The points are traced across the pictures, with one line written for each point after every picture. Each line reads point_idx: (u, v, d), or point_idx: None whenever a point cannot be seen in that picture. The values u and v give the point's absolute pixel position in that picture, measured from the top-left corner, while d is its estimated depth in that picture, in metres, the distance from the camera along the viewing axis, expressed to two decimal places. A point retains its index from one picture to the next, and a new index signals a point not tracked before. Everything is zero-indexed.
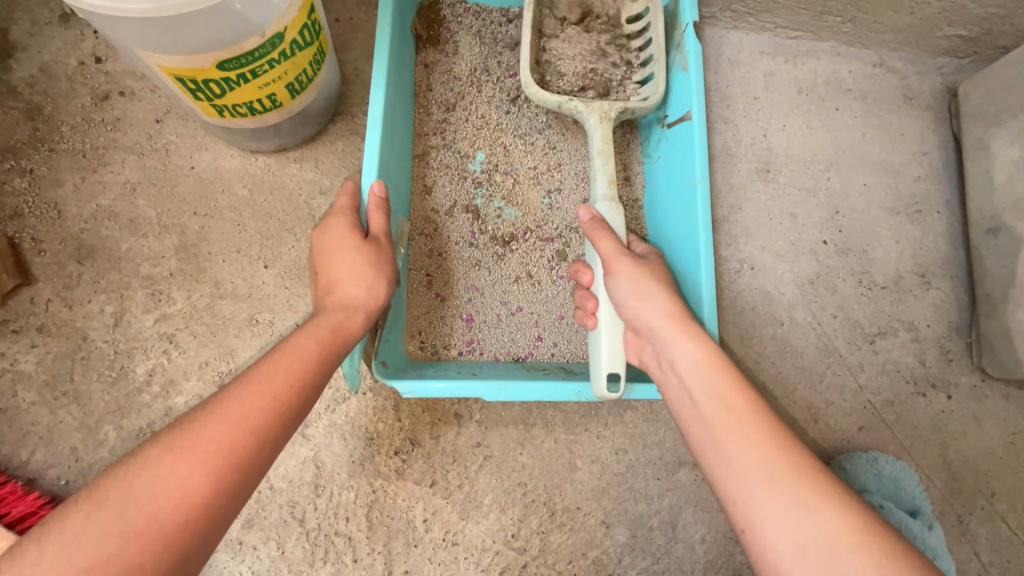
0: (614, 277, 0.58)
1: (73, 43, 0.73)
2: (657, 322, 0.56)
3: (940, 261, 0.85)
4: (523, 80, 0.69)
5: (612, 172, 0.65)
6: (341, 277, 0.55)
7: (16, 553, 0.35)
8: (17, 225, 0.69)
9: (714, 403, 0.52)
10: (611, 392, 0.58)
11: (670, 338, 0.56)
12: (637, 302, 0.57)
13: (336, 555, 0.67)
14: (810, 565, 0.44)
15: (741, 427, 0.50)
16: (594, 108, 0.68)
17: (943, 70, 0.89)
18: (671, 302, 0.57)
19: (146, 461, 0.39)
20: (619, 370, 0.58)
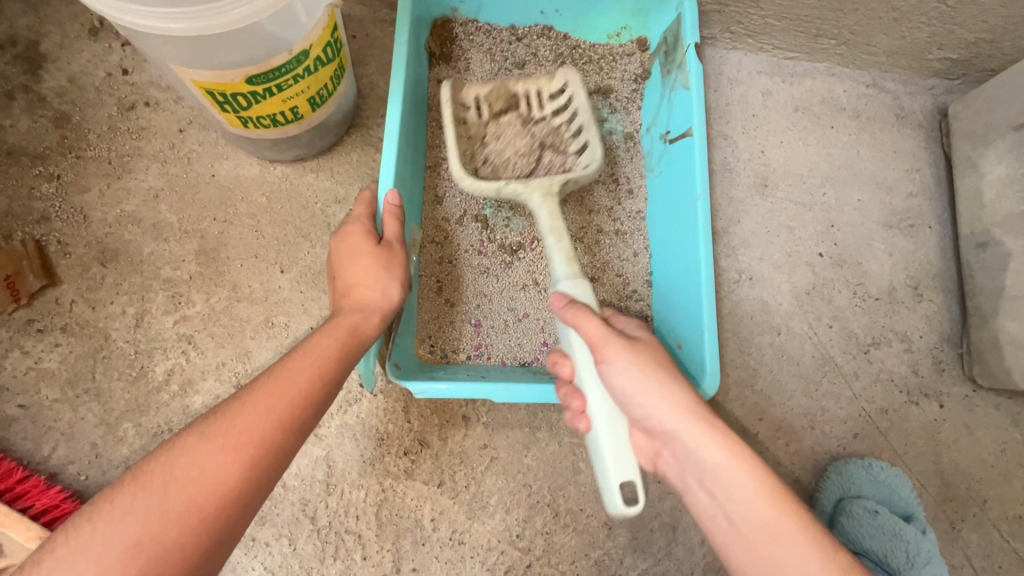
0: (613, 372, 0.55)
1: (101, 55, 0.76)
2: (672, 420, 0.53)
3: (932, 274, 0.88)
4: (456, 174, 0.69)
5: (568, 249, 0.64)
6: (358, 281, 0.58)
7: (72, 527, 0.39)
8: (44, 229, 0.72)
9: (746, 512, 0.51)
10: (631, 507, 0.53)
11: (692, 440, 0.53)
12: (639, 396, 0.54)
13: (346, 552, 0.69)
14: None
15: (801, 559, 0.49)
16: (534, 186, 0.68)
17: (934, 91, 0.92)
18: (678, 396, 0.54)
19: (184, 448, 0.42)
20: (631, 477, 0.54)
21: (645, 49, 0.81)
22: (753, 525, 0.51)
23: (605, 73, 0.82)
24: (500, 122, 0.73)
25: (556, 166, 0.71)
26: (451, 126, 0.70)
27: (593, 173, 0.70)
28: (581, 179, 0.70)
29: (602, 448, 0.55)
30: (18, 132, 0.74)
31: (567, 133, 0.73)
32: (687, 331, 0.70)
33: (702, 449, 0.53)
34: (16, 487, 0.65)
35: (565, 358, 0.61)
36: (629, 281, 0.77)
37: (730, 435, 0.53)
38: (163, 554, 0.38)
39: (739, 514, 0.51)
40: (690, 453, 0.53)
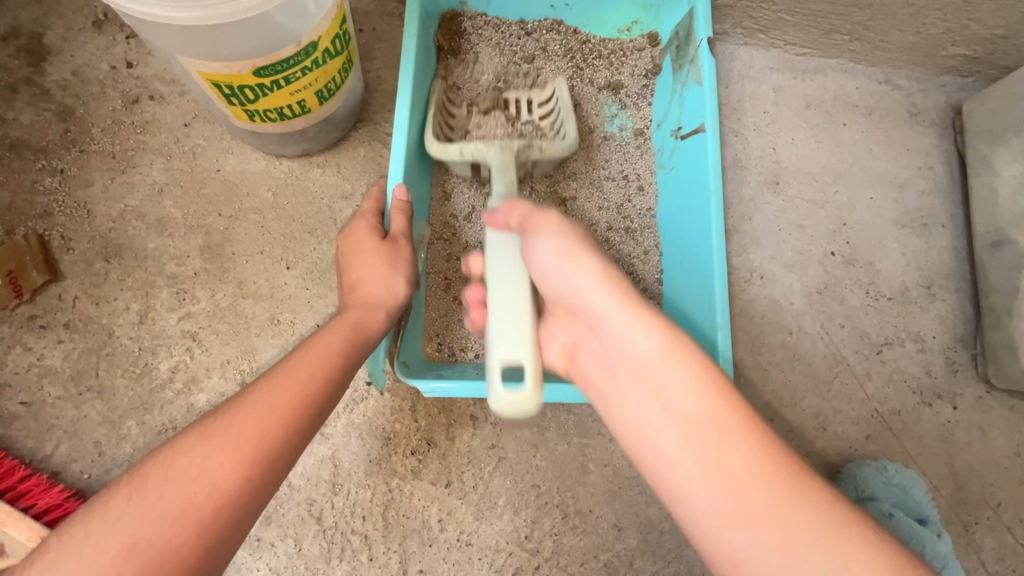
0: (534, 254, 0.52)
1: (105, 48, 0.75)
2: (600, 301, 0.50)
3: (945, 274, 0.86)
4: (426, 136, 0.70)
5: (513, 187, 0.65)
6: (364, 278, 0.57)
7: (65, 531, 0.38)
8: (47, 224, 0.71)
9: (678, 401, 0.46)
10: (510, 396, 0.48)
11: (620, 323, 0.49)
12: (561, 273, 0.51)
13: (352, 553, 0.68)
14: None
15: (737, 461, 0.43)
16: (496, 144, 0.68)
17: (947, 88, 0.91)
18: (604, 278, 0.50)
19: (182, 448, 0.41)
20: (520, 360, 0.49)
21: (656, 44, 0.80)
22: (688, 423, 0.45)
23: (615, 68, 0.80)
24: (484, 115, 0.76)
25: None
26: (434, 103, 0.73)
27: (563, 148, 0.71)
28: (547, 150, 0.70)
29: (496, 327, 0.51)
30: (21, 125, 0.73)
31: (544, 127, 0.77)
32: (699, 331, 0.69)
33: (629, 332, 0.49)
34: (18, 486, 0.64)
35: (480, 254, 0.57)
36: (639, 279, 0.76)
37: (665, 320, 0.49)
38: (158, 558, 0.37)
39: (671, 410, 0.46)
40: (617, 339, 0.50)
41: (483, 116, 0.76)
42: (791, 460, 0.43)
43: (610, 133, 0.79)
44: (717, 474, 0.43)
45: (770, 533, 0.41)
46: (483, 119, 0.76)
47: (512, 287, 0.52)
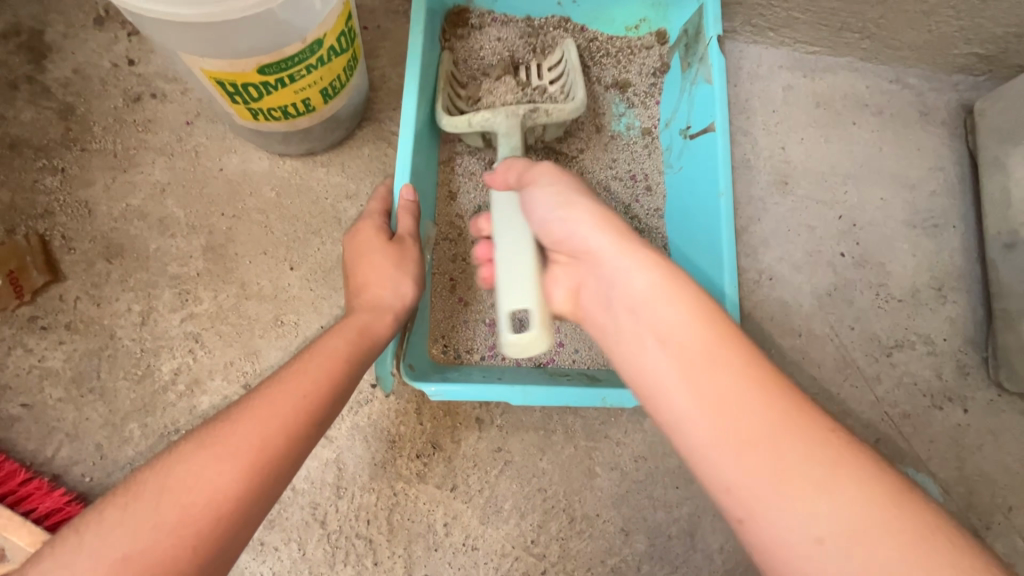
0: (534, 203, 0.53)
1: (107, 45, 0.74)
2: (596, 240, 0.51)
3: (956, 275, 0.85)
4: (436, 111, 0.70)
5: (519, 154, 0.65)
6: (371, 280, 0.56)
7: (60, 540, 0.37)
8: (47, 223, 0.70)
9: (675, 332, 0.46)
10: (517, 338, 0.50)
11: (618, 261, 0.50)
12: (559, 218, 0.52)
13: (357, 558, 0.67)
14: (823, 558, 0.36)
15: (733, 387, 0.42)
16: (501, 111, 0.67)
17: (959, 87, 0.89)
18: (602, 220, 0.51)
19: (182, 456, 0.40)
20: (528, 306, 0.51)
21: (664, 42, 0.79)
22: (683, 352, 0.45)
23: (623, 66, 0.79)
24: (495, 81, 0.74)
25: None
26: (443, 78, 0.72)
27: (571, 109, 0.68)
28: (555, 112, 0.68)
29: (503, 278, 0.52)
30: (21, 123, 0.72)
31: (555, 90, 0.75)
32: None
33: (626, 268, 0.49)
34: (19, 489, 0.63)
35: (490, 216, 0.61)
36: None
37: (662, 258, 0.49)
38: (154, 569, 0.36)
39: (666, 340, 0.46)
40: (615, 280, 0.50)
41: (495, 81, 0.74)
42: (792, 393, 0.42)
43: (618, 133, 0.78)
44: (711, 400, 0.42)
45: (768, 462, 0.39)
46: (495, 84, 0.74)
47: (513, 237, 0.54)
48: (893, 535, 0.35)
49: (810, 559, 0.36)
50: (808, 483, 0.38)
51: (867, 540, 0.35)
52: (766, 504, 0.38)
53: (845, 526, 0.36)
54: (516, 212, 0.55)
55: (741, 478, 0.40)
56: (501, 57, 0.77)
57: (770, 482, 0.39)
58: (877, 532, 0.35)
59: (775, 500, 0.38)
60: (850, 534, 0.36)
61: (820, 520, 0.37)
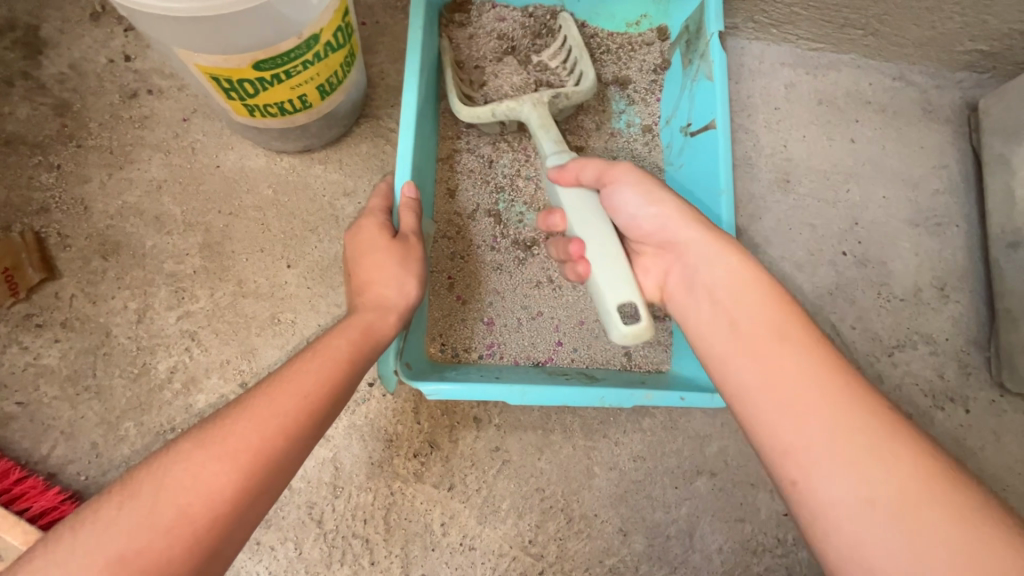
0: (617, 203, 0.57)
1: (103, 41, 0.74)
2: (681, 236, 0.54)
3: (959, 275, 0.84)
4: (454, 107, 0.70)
5: (554, 136, 0.64)
6: (373, 278, 0.55)
7: (52, 537, 0.37)
8: (43, 220, 0.69)
9: (756, 323, 0.48)
10: (631, 330, 0.51)
11: (701, 254, 0.53)
12: (646, 215, 0.56)
13: (353, 557, 0.67)
14: (880, 519, 0.38)
15: (798, 366, 0.45)
16: (525, 97, 0.67)
17: (963, 85, 0.89)
18: (689, 221, 0.54)
19: (179, 455, 0.39)
20: (634, 300, 0.52)
21: (665, 38, 0.78)
22: (754, 334, 0.48)
23: (623, 62, 0.78)
24: (499, 64, 0.74)
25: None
26: (449, 67, 0.71)
27: (586, 92, 0.70)
28: (574, 95, 0.69)
29: (598, 273, 0.54)
30: (17, 119, 0.72)
31: (563, 72, 0.74)
32: None
33: (710, 263, 0.53)
34: (13, 488, 0.62)
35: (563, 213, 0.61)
36: None
37: (741, 253, 0.52)
38: (148, 569, 0.36)
39: (739, 323, 0.49)
40: (699, 273, 0.53)
41: (500, 64, 0.74)
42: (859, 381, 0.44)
43: (618, 129, 0.77)
44: (777, 376, 0.45)
45: (837, 437, 0.41)
46: (501, 67, 0.73)
47: (600, 233, 0.56)
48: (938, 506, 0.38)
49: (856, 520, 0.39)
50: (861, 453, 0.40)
51: (916, 507, 0.38)
52: (819, 469, 0.41)
53: (893, 490, 0.39)
54: (600, 210, 0.58)
55: (797, 444, 0.42)
56: (503, 37, 0.75)
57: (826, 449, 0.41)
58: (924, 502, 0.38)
59: (839, 468, 0.40)
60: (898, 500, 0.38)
61: (871, 484, 0.39)
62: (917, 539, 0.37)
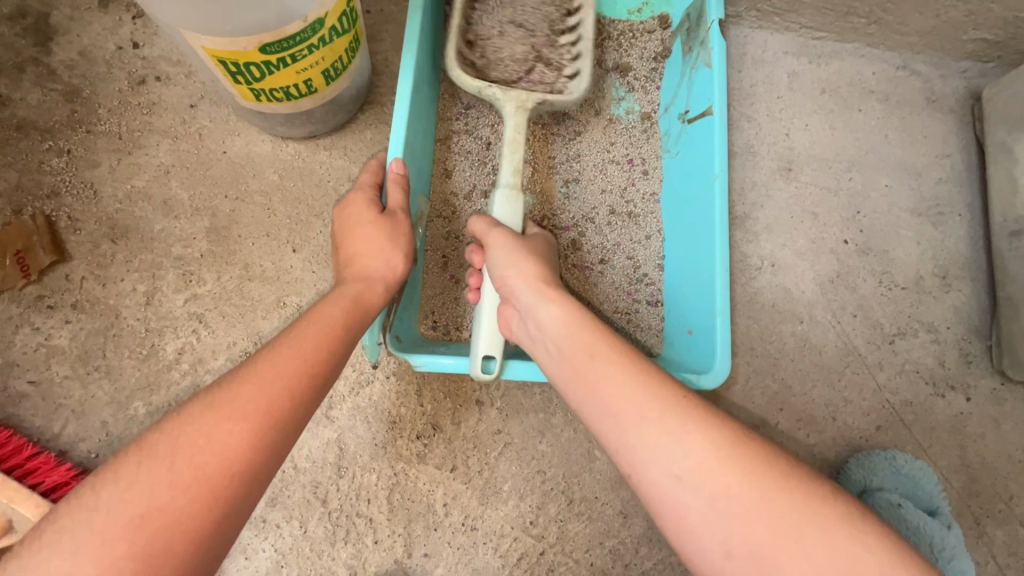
0: (489, 248, 0.59)
1: (112, 28, 0.75)
2: (517, 284, 0.57)
3: (961, 263, 0.84)
4: (448, 60, 0.67)
5: (518, 159, 0.63)
6: (360, 251, 0.57)
7: (77, 497, 0.37)
8: (54, 204, 0.71)
9: (578, 351, 0.52)
10: (487, 374, 0.58)
11: (526, 295, 0.56)
12: (499, 268, 0.58)
13: (357, 536, 0.68)
14: (688, 492, 0.43)
15: (608, 374, 0.49)
16: (511, 95, 0.66)
17: (967, 74, 0.88)
18: (526, 273, 0.57)
19: (190, 418, 0.41)
20: (494, 352, 0.59)
21: (666, 27, 0.79)
22: (569, 354, 0.53)
23: (624, 50, 0.79)
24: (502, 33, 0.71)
25: (545, 80, 0.69)
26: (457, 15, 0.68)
27: (571, 101, 0.68)
28: (558, 103, 0.68)
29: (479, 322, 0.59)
30: (28, 105, 0.73)
31: (567, 51, 0.71)
32: (698, 316, 0.69)
33: (536, 304, 0.55)
34: (25, 463, 0.64)
35: (480, 248, 0.62)
36: (640, 264, 0.75)
37: (564, 295, 0.56)
38: (172, 524, 0.37)
39: (552, 347, 0.54)
40: (527, 314, 0.56)
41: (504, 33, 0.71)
42: (664, 381, 0.49)
43: (616, 117, 0.78)
44: (593, 386, 0.50)
45: (656, 433, 0.45)
46: (504, 36, 0.71)
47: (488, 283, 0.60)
48: (741, 470, 0.43)
49: (678, 498, 0.43)
50: (675, 439, 0.45)
51: (721, 483, 0.42)
52: (646, 459, 0.45)
53: (697, 466, 0.43)
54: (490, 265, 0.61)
55: (625, 447, 0.46)
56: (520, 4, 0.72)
57: (643, 444, 0.45)
58: (727, 465, 0.43)
59: (656, 457, 0.44)
60: (707, 474, 0.43)
61: (678, 461, 0.44)
62: (724, 504, 0.42)
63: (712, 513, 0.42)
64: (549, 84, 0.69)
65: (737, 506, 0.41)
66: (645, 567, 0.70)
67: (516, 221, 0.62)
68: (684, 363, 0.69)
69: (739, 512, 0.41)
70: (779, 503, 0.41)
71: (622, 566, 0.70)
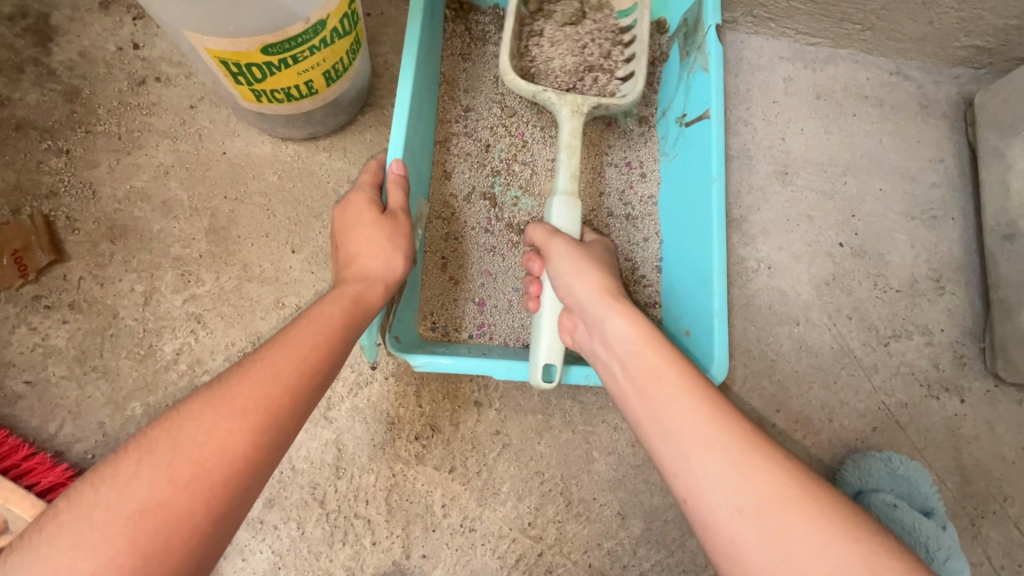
0: (552, 260, 0.60)
1: (112, 29, 0.75)
2: (587, 299, 0.57)
3: (955, 266, 0.85)
4: (501, 66, 0.67)
5: (575, 164, 0.65)
6: (360, 251, 0.57)
7: (75, 492, 0.37)
8: (52, 204, 0.71)
9: (645, 371, 0.52)
10: (547, 383, 0.59)
11: (596, 310, 0.56)
12: (566, 280, 0.58)
13: (355, 537, 0.68)
14: (748, 527, 0.43)
15: (676, 397, 0.50)
16: (566, 100, 0.67)
17: (959, 80, 0.90)
18: (598, 287, 0.57)
19: (189, 414, 0.41)
20: (553, 361, 0.59)
21: (663, 32, 0.79)
22: (635, 372, 0.53)
23: None
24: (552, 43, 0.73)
25: (599, 85, 0.72)
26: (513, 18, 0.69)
27: (628, 102, 0.68)
28: (614, 107, 0.68)
29: (539, 333, 0.60)
30: (27, 105, 0.73)
31: (620, 58, 0.73)
32: (696, 317, 0.69)
33: (605, 319, 0.56)
34: (22, 464, 0.63)
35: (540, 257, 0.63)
36: (638, 266, 0.75)
37: (633, 312, 0.56)
38: (171, 521, 0.37)
39: (619, 363, 0.54)
40: (594, 329, 0.57)
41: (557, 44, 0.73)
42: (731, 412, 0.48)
43: (614, 120, 0.78)
44: (658, 407, 0.50)
45: (720, 464, 0.46)
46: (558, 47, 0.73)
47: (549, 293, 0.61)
48: (806, 510, 0.43)
49: (738, 531, 0.43)
50: (742, 472, 0.45)
51: (784, 521, 0.42)
52: (707, 489, 0.45)
53: (760, 502, 0.43)
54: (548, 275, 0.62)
55: (686, 472, 0.47)
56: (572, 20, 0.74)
57: (709, 473, 0.46)
58: (794, 506, 0.43)
59: (719, 488, 0.45)
60: (772, 513, 0.43)
61: (741, 495, 0.44)
62: (787, 545, 0.42)
63: (772, 551, 0.42)
64: (602, 90, 0.72)
65: (799, 546, 0.41)
66: (643, 568, 0.70)
67: (574, 229, 0.63)
68: None
69: (800, 552, 0.41)
70: (845, 549, 0.41)
71: (619, 567, 0.70)
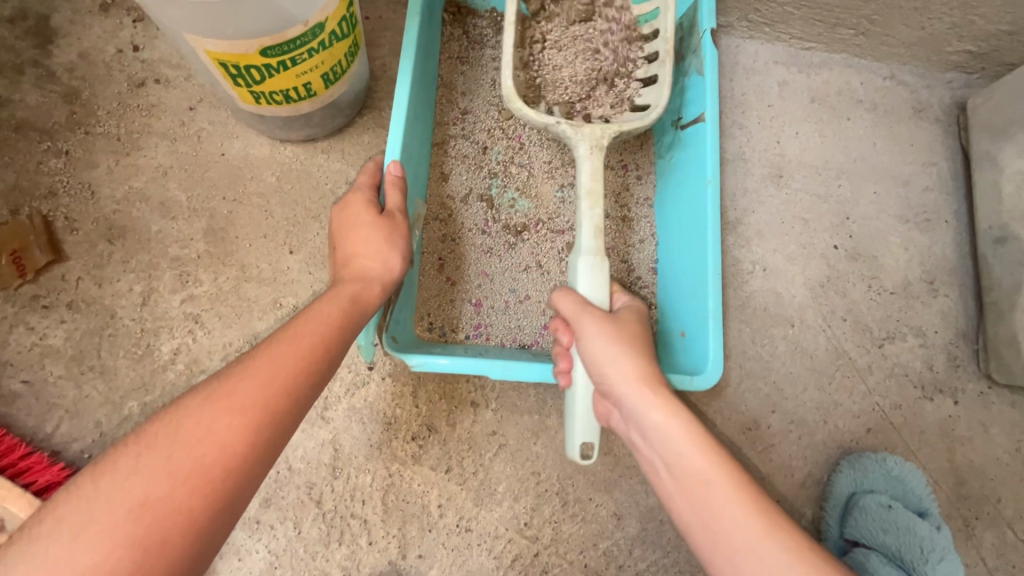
0: (584, 341, 0.56)
1: (112, 31, 0.75)
2: (624, 388, 0.54)
3: (948, 269, 0.86)
4: (506, 94, 0.66)
5: (598, 216, 0.61)
6: (358, 251, 0.58)
7: (73, 486, 0.37)
8: (51, 204, 0.71)
9: (688, 468, 0.52)
10: (586, 461, 0.58)
11: (634, 402, 0.54)
12: (601, 365, 0.56)
13: (351, 537, 0.68)
14: None
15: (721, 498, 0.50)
16: (584, 134, 0.65)
17: (952, 85, 0.91)
18: (634, 375, 0.54)
19: (188, 411, 0.41)
20: (592, 439, 0.58)
21: None
22: (677, 468, 0.53)
23: None
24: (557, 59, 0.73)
25: (616, 97, 0.72)
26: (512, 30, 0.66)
27: (653, 114, 0.68)
28: (634, 127, 0.67)
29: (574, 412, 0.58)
30: (27, 106, 0.73)
31: (641, 56, 0.72)
32: (691, 318, 0.69)
33: (643, 412, 0.54)
34: (19, 463, 0.64)
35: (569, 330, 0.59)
36: (634, 267, 0.76)
37: (673, 402, 0.54)
38: (170, 515, 0.37)
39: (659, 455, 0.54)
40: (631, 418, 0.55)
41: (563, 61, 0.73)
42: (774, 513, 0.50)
43: None
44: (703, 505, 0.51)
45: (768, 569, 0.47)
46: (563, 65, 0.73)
47: (580, 371, 0.58)
48: None
49: None
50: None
51: None
52: None
53: None
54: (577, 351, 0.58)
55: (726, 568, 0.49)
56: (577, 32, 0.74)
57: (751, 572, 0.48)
58: None
59: None
60: None
61: None
62: None
63: None
64: (621, 100, 0.71)
65: None
66: (638, 568, 0.71)
67: (602, 298, 0.60)
68: (677, 363, 0.70)
69: None
70: None
71: (615, 567, 0.70)
